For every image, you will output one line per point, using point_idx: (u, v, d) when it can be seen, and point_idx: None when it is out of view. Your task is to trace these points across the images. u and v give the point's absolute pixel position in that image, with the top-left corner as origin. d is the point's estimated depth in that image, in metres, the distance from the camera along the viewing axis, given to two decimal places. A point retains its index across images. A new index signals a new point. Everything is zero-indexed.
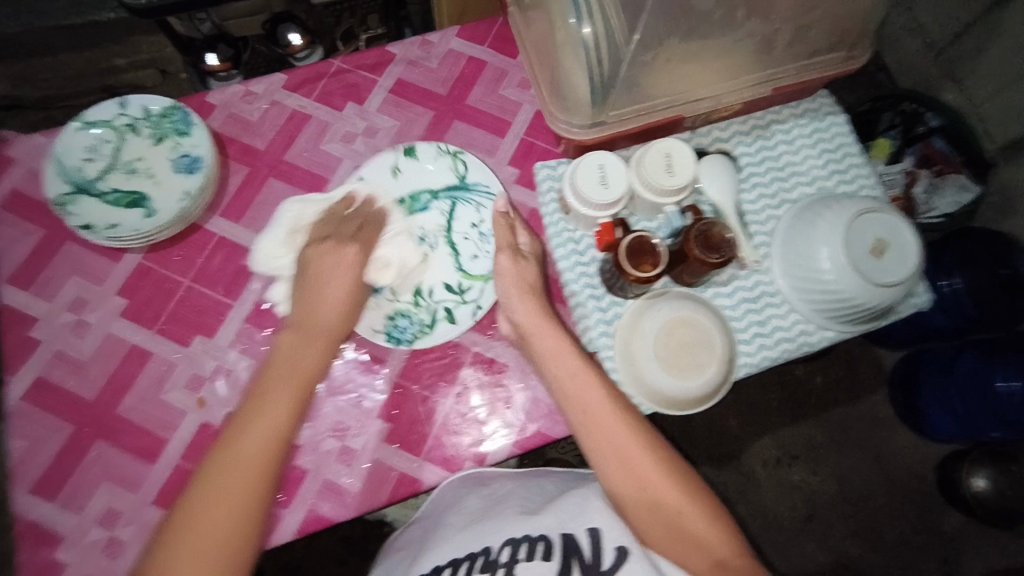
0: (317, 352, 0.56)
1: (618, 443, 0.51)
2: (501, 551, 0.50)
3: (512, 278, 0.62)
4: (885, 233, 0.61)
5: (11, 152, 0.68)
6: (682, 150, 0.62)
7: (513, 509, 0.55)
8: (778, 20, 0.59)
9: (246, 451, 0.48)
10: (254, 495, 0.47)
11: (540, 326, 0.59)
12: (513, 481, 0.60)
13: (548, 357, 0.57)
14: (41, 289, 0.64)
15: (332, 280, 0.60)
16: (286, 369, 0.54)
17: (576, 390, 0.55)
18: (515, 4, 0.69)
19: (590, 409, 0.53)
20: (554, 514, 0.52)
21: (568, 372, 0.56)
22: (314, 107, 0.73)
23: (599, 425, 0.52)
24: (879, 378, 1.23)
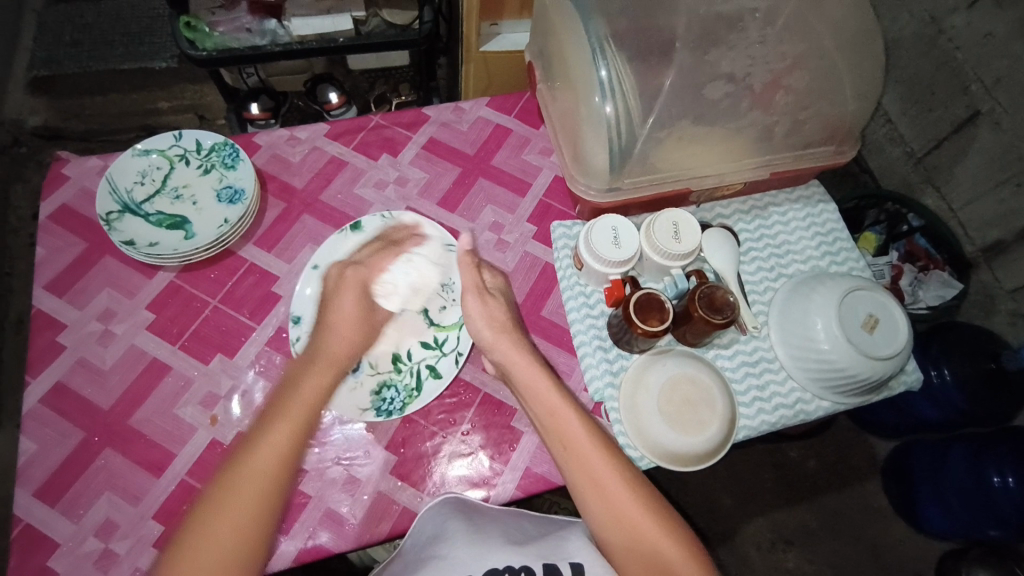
0: (306, 406, 0.52)
1: (605, 483, 0.52)
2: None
3: (489, 317, 0.62)
4: (875, 310, 0.65)
5: (70, 171, 0.74)
6: (688, 219, 0.68)
7: (498, 537, 0.53)
8: (777, 113, 0.67)
9: (236, 520, 0.46)
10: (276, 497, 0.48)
11: (525, 359, 0.59)
12: (491, 509, 0.59)
13: (534, 390, 0.58)
14: (75, 298, 0.68)
15: (342, 313, 0.61)
16: (258, 446, 0.49)
17: (559, 428, 0.55)
18: (543, 81, 0.77)
19: (574, 445, 0.54)
20: (538, 546, 0.52)
21: (551, 409, 0.56)
22: (351, 155, 0.79)
23: (586, 463, 0.53)
24: (871, 466, 1.23)
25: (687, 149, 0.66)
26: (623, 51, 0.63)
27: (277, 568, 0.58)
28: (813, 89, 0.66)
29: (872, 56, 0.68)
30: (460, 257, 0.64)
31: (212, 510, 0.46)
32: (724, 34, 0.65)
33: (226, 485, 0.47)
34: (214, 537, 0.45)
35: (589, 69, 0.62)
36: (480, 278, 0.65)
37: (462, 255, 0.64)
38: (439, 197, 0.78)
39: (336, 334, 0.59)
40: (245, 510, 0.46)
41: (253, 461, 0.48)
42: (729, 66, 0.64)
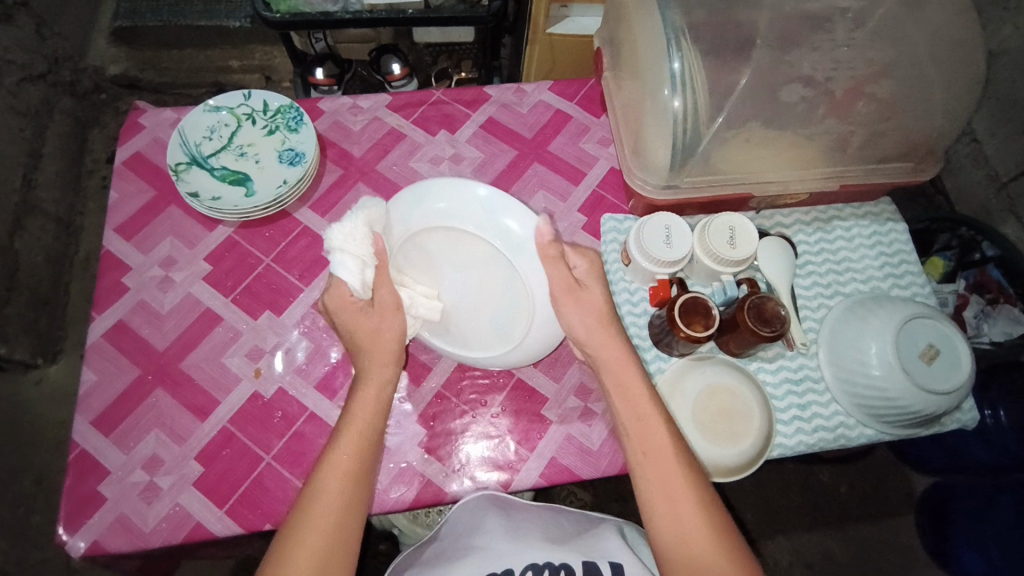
0: (381, 385, 0.56)
1: (673, 491, 0.50)
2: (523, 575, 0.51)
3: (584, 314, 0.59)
4: (937, 340, 0.62)
5: (145, 122, 0.77)
6: (746, 225, 0.65)
7: (536, 534, 0.55)
8: (856, 123, 0.63)
9: (336, 491, 0.49)
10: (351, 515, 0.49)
11: (627, 364, 0.57)
12: (532, 507, 0.60)
13: (627, 395, 0.56)
14: (141, 243, 0.71)
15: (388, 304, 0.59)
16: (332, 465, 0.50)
17: (645, 438, 0.53)
18: (610, 71, 0.75)
19: (652, 452, 0.52)
20: (576, 545, 0.54)
21: (641, 419, 0.54)
22: (410, 129, 0.80)
23: (660, 471, 0.51)
24: (907, 501, 1.18)
25: (754, 153, 0.64)
26: (698, 44, 0.60)
27: None
28: (899, 100, 0.62)
29: (969, 70, 0.63)
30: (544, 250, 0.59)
31: (318, 478, 0.49)
32: (808, 34, 0.61)
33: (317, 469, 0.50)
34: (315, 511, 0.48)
35: (660, 59, 0.60)
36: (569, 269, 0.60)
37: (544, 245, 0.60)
38: (491, 178, 0.78)
39: (392, 324, 0.58)
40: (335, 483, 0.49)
41: (323, 492, 0.49)
42: (810, 69, 0.61)
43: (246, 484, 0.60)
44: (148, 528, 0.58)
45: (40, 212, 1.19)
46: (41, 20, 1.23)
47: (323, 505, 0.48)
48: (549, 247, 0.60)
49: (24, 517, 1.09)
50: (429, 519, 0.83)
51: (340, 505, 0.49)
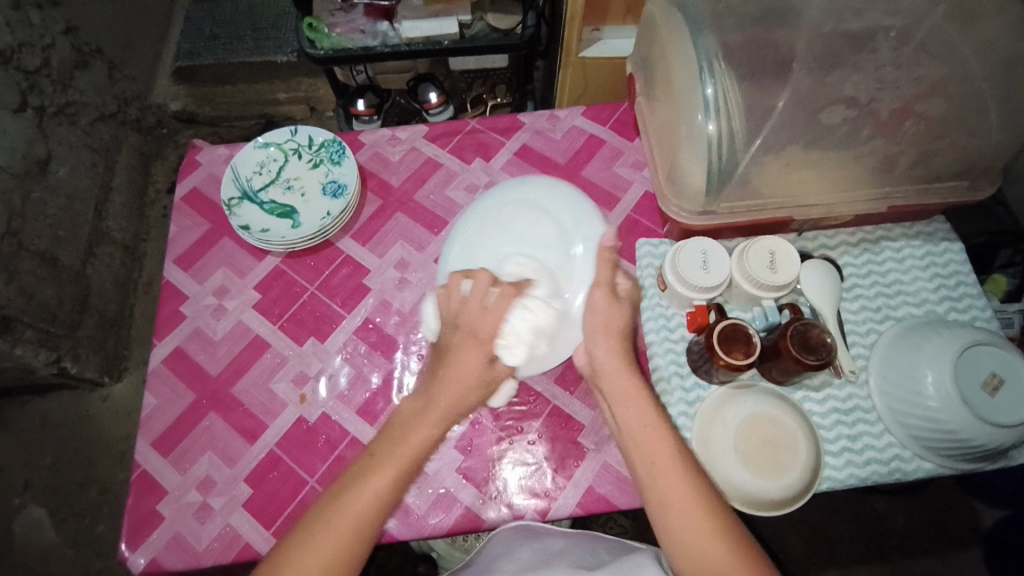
0: (461, 379, 0.54)
1: (682, 507, 0.48)
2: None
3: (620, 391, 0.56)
4: (1000, 368, 0.58)
5: (201, 159, 0.82)
6: (787, 249, 0.64)
7: (567, 564, 0.56)
8: (903, 143, 0.61)
9: (383, 477, 0.48)
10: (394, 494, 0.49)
11: (654, 433, 0.52)
12: (564, 538, 0.61)
13: (655, 472, 0.50)
14: (197, 273, 0.76)
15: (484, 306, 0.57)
16: (392, 450, 0.50)
17: (683, 529, 0.47)
18: (644, 95, 0.75)
19: (659, 466, 0.50)
20: (610, 573, 0.53)
21: (677, 502, 0.48)
22: (446, 158, 0.82)
23: (667, 487, 0.49)
24: (974, 534, 1.10)
25: (794, 176, 0.62)
26: (733, 69, 0.60)
27: None
28: (949, 118, 0.60)
29: None
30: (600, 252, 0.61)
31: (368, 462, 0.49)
32: (849, 55, 0.60)
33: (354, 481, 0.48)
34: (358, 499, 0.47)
35: (694, 85, 0.60)
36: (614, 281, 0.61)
37: (602, 249, 0.61)
38: None
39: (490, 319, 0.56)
40: (366, 505, 0.47)
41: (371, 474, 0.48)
42: (852, 90, 0.60)
43: (291, 506, 0.62)
44: (201, 546, 0.61)
45: (109, 240, 1.28)
46: (114, 64, 1.35)
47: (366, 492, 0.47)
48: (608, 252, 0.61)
49: (89, 525, 1.17)
50: (466, 543, 0.83)
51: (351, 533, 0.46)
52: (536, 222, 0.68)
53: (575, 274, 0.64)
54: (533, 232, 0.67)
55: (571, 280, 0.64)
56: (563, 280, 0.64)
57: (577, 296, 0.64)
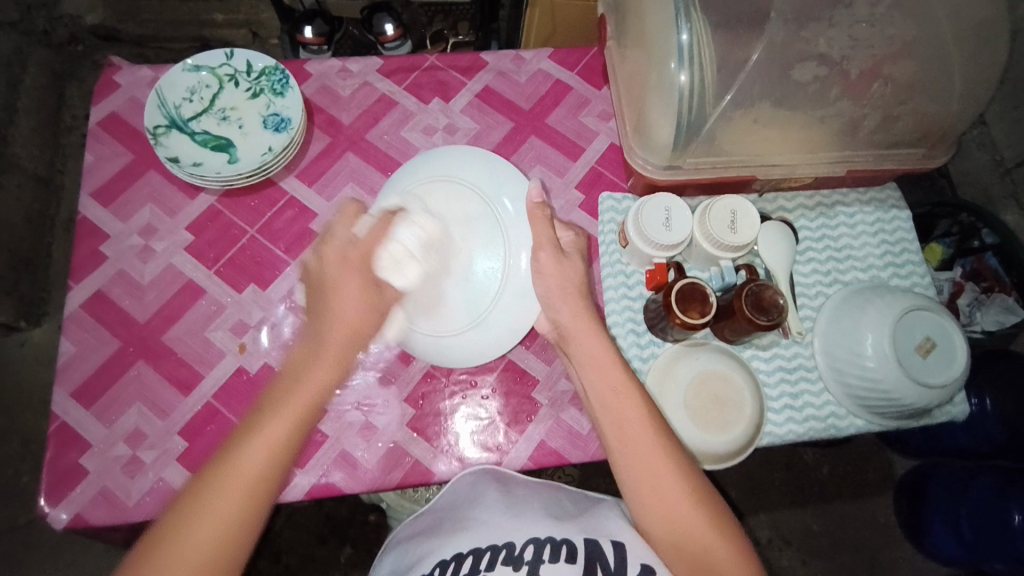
0: (338, 359, 0.50)
1: (651, 464, 0.49)
2: (525, 547, 0.48)
3: (591, 356, 0.55)
4: (934, 333, 0.61)
5: (121, 80, 0.73)
6: (748, 209, 0.63)
7: (538, 512, 0.53)
8: (869, 105, 0.60)
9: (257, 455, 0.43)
10: (263, 491, 0.43)
11: (626, 397, 0.52)
12: (531, 487, 0.59)
13: (626, 439, 0.50)
14: (119, 210, 0.68)
15: (350, 292, 0.52)
16: (254, 438, 0.44)
17: (657, 497, 0.48)
18: (614, 39, 0.72)
19: (627, 428, 0.51)
20: (579, 524, 0.51)
21: (647, 469, 0.49)
22: (402, 95, 0.76)
23: (636, 444, 0.50)
24: (885, 480, 1.21)
25: (761, 134, 0.61)
26: (709, 15, 0.56)
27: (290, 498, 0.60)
28: (914, 82, 0.60)
29: (991, 51, 0.60)
30: (533, 211, 0.60)
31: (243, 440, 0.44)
32: (826, 7, 0.58)
33: (233, 451, 0.43)
34: (229, 483, 0.42)
35: (669, 30, 0.57)
36: (555, 236, 0.61)
37: (533, 208, 0.60)
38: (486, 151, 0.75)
39: (347, 303, 0.52)
40: (252, 475, 0.43)
41: (247, 454, 0.43)
42: (826, 45, 0.58)
43: None
44: (131, 502, 0.57)
45: (17, 170, 1.14)
46: None
47: (228, 485, 0.42)
48: (539, 210, 0.60)
49: None
50: (417, 494, 0.83)
51: (237, 506, 0.42)
52: (459, 193, 0.64)
53: (512, 233, 0.63)
54: (461, 207, 0.64)
55: (511, 244, 0.63)
56: (504, 245, 0.63)
57: (521, 260, 0.63)
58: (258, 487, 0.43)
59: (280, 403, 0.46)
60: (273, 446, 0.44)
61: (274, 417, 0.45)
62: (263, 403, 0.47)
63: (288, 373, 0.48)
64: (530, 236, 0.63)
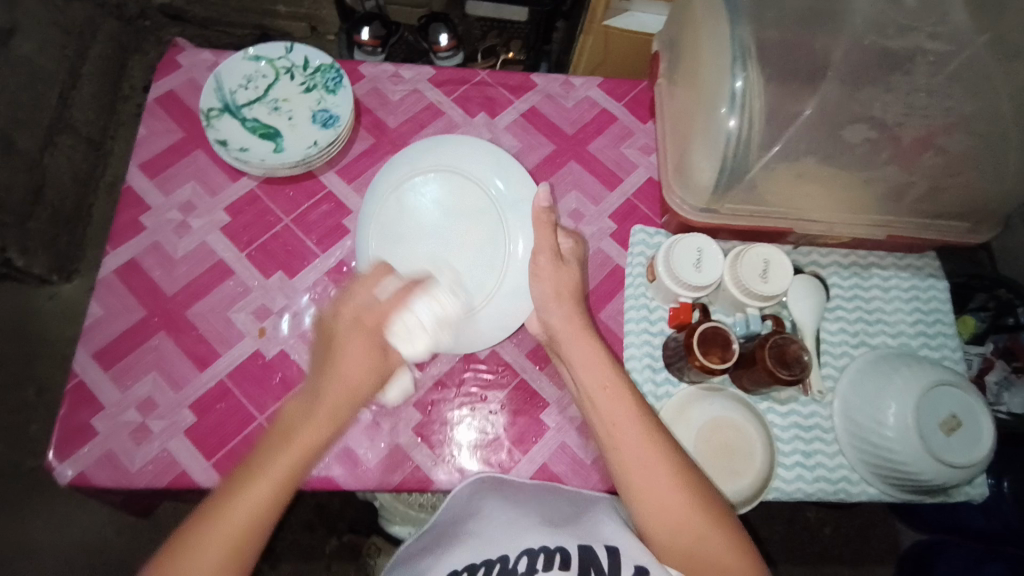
0: (347, 397, 0.50)
1: (641, 459, 0.49)
2: (519, 560, 0.46)
3: (581, 355, 0.55)
4: (960, 410, 0.59)
5: (183, 60, 0.75)
6: (781, 260, 0.63)
7: (530, 515, 0.52)
8: (918, 173, 0.59)
9: (239, 515, 0.44)
10: (246, 544, 0.44)
11: (613, 395, 0.52)
12: (526, 489, 0.57)
13: (618, 438, 0.50)
14: (163, 183, 0.70)
15: (355, 353, 0.51)
16: (238, 498, 0.44)
17: (648, 492, 0.48)
18: (665, 77, 0.72)
19: (615, 424, 0.51)
20: (571, 528, 0.49)
21: (645, 469, 0.48)
22: (449, 106, 0.77)
23: (624, 442, 0.50)
24: (889, 553, 1.17)
25: (802, 189, 0.61)
26: (764, 65, 0.56)
27: None
28: (968, 154, 0.59)
29: None
30: (538, 215, 0.60)
31: (230, 495, 0.44)
32: (885, 71, 0.58)
33: (173, 558, 0.43)
34: (216, 531, 0.43)
35: (723, 75, 0.57)
36: (557, 243, 0.61)
37: (538, 211, 0.60)
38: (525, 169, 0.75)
39: (347, 365, 0.50)
40: (208, 565, 0.42)
41: (235, 508, 0.44)
42: (880, 110, 0.57)
43: (235, 442, 0.60)
44: (133, 469, 0.58)
45: (71, 132, 1.19)
46: None
47: (213, 537, 0.43)
48: (544, 214, 0.60)
49: (22, 426, 1.12)
50: (411, 500, 0.82)
51: None
52: (460, 186, 0.67)
53: (511, 229, 0.65)
54: (463, 199, 0.67)
55: (510, 233, 0.65)
56: (503, 236, 0.66)
57: (519, 248, 0.65)
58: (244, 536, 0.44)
59: (267, 463, 0.46)
60: (259, 502, 0.44)
61: (260, 478, 0.45)
62: (253, 458, 0.46)
63: (278, 430, 0.48)
64: (530, 229, 0.65)
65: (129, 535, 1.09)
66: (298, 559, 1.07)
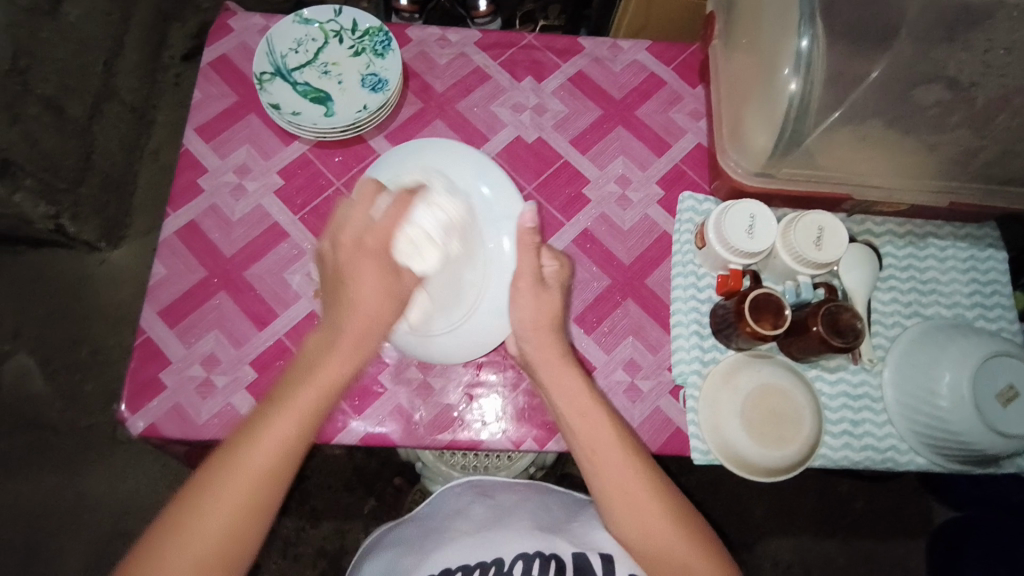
0: (364, 329, 0.53)
1: (627, 488, 0.51)
2: (514, 563, 0.55)
3: (562, 382, 0.56)
4: (1018, 381, 0.58)
5: (234, 24, 0.76)
6: (837, 227, 0.62)
7: (524, 521, 0.60)
8: (991, 135, 0.57)
9: (269, 446, 0.47)
10: (274, 476, 0.47)
11: (592, 422, 0.53)
12: (515, 492, 0.66)
13: (594, 458, 0.52)
14: (218, 147, 0.71)
15: (368, 281, 0.54)
16: (265, 429, 0.47)
17: (635, 520, 0.51)
18: (722, 37, 0.70)
19: (599, 454, 0.52)
20: (564, 535, 0.58)
21: (623, 489, 0.51)
22: (496, 70, 0.77)
23: (609, 470, 0.52)
24: (922, 528, 1.17)
25: (863, 154, 0.60)
26: (833, 23, 0.55)
27: (342, 442, 0.62)
28: None
29: None
30: (522, 236, 0.58)
31: (255, 430, 0.47)
32: None
33: (198, 498, 0.45)
34: (242, 469, 0.46)
35: (789, 35, 0.55)
36: (538, 266, 0.59)
37: (523, 232, 0.58)
38: (572, 135, 0.75)
39: (359, 286, 0.54)
40: (234, 499, 0.45)
41: (260, 443, 0.47)
42: (956, 70, 0.54)
43: None
44: (200, 421, 0.61)
45: (117, 100, 1.21)
46: None
47: (238, 475, 0.45)
48: (529, 236, 0.58)
49: (77, 384, 1.17)
50: (453, 460, 0.85)
51: (225, 535, 0.44)
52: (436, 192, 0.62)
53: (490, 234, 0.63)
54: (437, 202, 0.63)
55: (489, 234, 0.64)
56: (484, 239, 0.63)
57: (502, 245, 0.64)
58: (271, 471, 0.47)
59: (289, 396, 0.49)
60: (281, 438, 0.47)
61: (284, 414, 0.48)
62: (273, 399, 0.49)
63: (301, 362, 0.52)
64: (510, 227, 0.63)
65: (180, 491, 1.14)
66: (339, 516, 1.12)
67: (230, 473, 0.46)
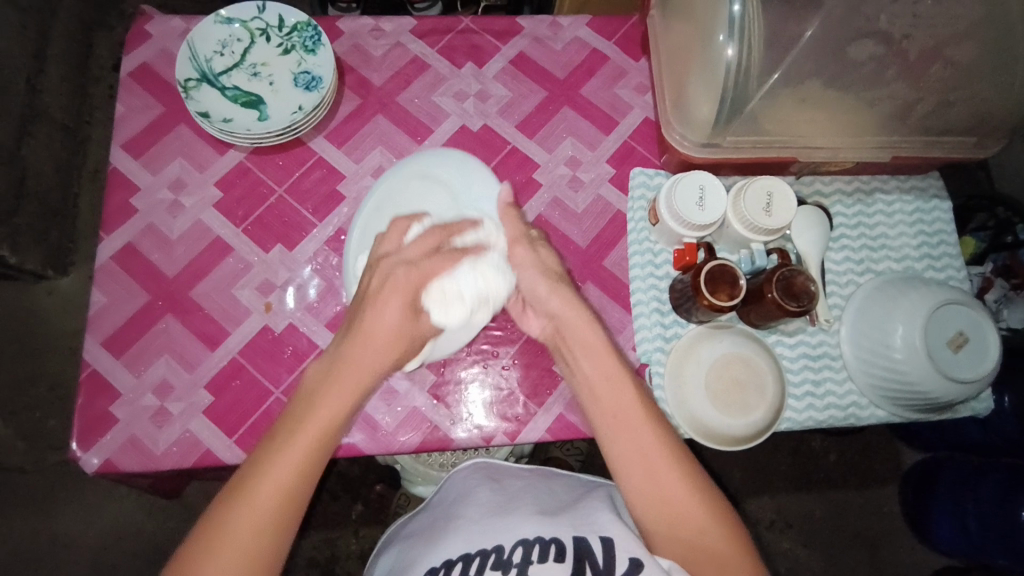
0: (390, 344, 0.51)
1: (647, 454, 0.49)
2: (513, 550, 0.47)
3: (584, 344, 0.55)
4: (966, 327, 0.60)
5: (152, 31, 0.72)
6: (785, 192, 0.62)
7: (527, 508, 0.53)
8: (925, 88, 0.58)
9: (294, 456, 0.44)
10: (303, 484, 0.44)
11: (617, 387, 0.53)
12: (524, 479, 0.60)
13: (622, 430, 0.50)
14: (149, 162, 0.68)
15: (390, 298, 0.51)
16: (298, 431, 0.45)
17: (651, 487, 0.48)
18: (658, 7, 0.69)
19: (622, 417, 0.51)
20: (569, 519, 0.49)
21: (645, 456, 0.49)
22: (435, 58, 0.74)
23: (630, 435, 0.50)
24: (893, 472, 1.22)
25: (804, 116, 0.59)
26: None
27: None
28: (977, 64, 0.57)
29: None
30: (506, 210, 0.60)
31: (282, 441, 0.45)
32: None
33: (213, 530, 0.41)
34: (264, 484, 0.43)
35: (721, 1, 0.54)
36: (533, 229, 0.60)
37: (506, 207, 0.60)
38: (518, 120, 0.73)
39: (382, 311, 0.51)
40: (257, 521, 0.42)
41: (281, 459, 0.44)
42: (887, 23, 0.56)
43: (255, 417, 0.61)
44: (159, 451, 0.59)
45: (46, 119, 1.14)
46: None
47: (262, 491, 0.42)
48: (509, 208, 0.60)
49: (40, 420, 1.12)
50: (431, 459, 0.84)
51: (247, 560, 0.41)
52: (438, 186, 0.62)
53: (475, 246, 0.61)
54: (438, 199, 0.62)
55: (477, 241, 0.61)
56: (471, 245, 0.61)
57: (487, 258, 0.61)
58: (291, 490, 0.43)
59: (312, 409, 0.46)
60: (305, 452, 0.44)
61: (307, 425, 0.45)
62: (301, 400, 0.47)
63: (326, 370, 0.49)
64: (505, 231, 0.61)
65: (159, 517, 1.12)
66: (326, 524, 1.11)
67: (243, 508, 0.42)
